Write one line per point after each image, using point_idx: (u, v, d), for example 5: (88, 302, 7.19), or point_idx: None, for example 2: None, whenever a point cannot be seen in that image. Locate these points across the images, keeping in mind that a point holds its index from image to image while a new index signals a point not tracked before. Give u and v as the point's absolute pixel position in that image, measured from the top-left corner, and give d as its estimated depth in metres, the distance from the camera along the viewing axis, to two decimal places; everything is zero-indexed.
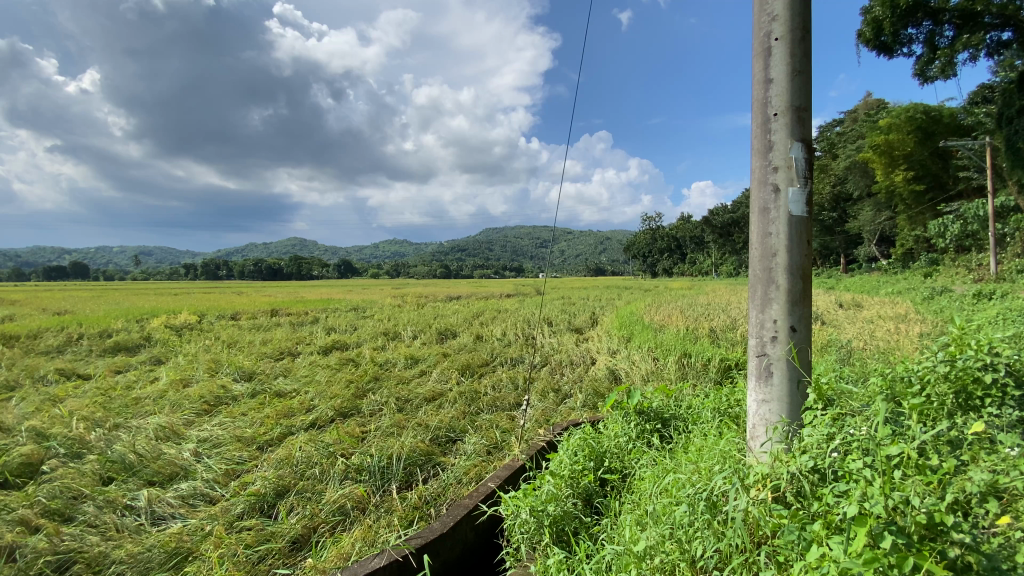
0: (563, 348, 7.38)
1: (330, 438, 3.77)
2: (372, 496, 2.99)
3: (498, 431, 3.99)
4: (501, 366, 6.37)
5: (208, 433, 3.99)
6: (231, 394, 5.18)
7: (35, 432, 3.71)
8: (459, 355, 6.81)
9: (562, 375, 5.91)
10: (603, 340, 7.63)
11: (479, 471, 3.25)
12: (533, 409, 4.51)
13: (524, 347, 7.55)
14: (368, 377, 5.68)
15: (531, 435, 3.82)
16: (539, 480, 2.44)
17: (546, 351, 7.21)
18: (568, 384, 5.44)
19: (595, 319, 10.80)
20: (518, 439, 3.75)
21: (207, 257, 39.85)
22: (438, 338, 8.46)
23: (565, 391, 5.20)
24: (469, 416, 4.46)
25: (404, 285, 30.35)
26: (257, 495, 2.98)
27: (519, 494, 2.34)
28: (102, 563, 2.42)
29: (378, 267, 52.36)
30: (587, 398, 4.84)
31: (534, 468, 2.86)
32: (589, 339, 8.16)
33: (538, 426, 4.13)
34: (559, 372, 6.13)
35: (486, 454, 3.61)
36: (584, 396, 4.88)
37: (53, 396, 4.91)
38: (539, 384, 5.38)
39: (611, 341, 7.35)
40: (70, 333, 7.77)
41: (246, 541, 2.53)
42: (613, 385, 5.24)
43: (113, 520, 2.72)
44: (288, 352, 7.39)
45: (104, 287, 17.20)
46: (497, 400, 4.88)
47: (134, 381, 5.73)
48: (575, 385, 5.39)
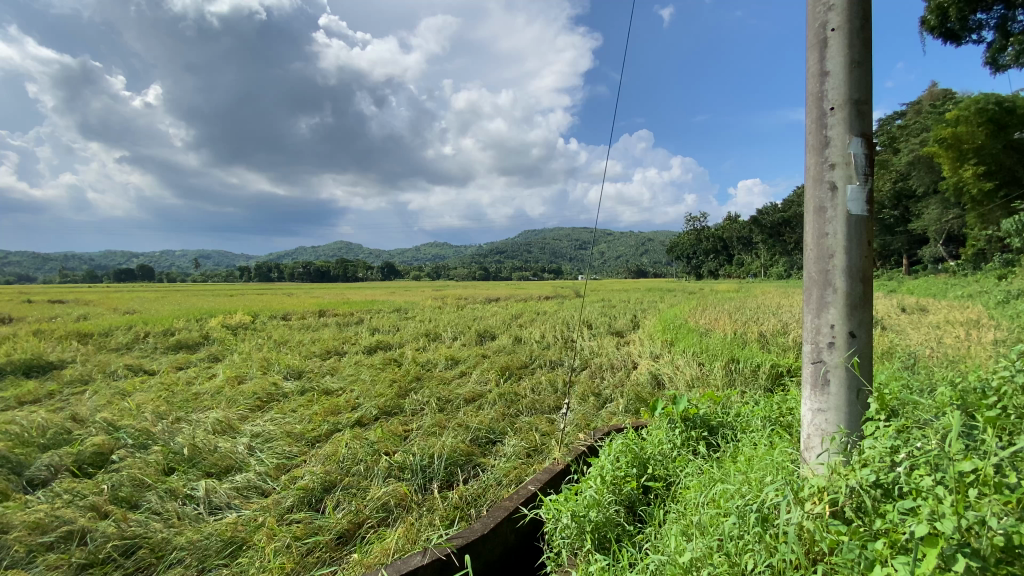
0: (603, 352, 7.28)
1: (374, 436, 3.87)
2: (414, 494, 3.05)
3: (537, 433, 3.97)
4: (542, 369, 6.33)
5: (260, 428, 4.19)
6: (281, 391, 5.40)
7: (106, 424, 4.00)
8: (499, 357, 6.83)
9: (603, 379, 5.82)
10: (645, 344, 7.46)
11: (519, 473, 3.25)
12: (573, 413, 4.47)
13: (564, 349, 7.53)
14: (410, 377, 5.79)
15: (571, 439, 3.78)
16: (581, 485, 2.40)
17: (586, 354, 7.13)
18: (609, 388, 5.34)
19: (637, 323, 10.56)
20: (558, 443, 3.72)
21: (259, 260, 41.75)
22: (477, 341, 8.50)
23: (606, 395, 5.12)
24: (509, 418, 4.47)
25: (446, 287, 31.07)
26: (305, 489, 3.09)
27: (560, 498, 2.32)
28: (165, 549, 2.55)
29: (420, 270, 53.37)
30: (629, 403, 4.75)
31: (575, 473, 2.82)
32: (630, 343, 8.03)
33: (578, 430, 4.07)
34: (599, 375, 6.05)
35: (525, 456, 3.60)
36: (627, 401, 4.78)
37: (122, 390, 5.29)
38: (579, 387, 5.32)
39: (654, 346, 7.18)
40: (137, 332, 8.37)
41: (296, 533, 2.63)
42: (656, 391, 5.10)
43: (175, 508, 2.88)
44: (334, 351, 7.64)
45: (164, 288, 18.27)
46: (536, 403, 4.86)
47: (194, 377, 6.07)
48: (616, 389, 5.29)
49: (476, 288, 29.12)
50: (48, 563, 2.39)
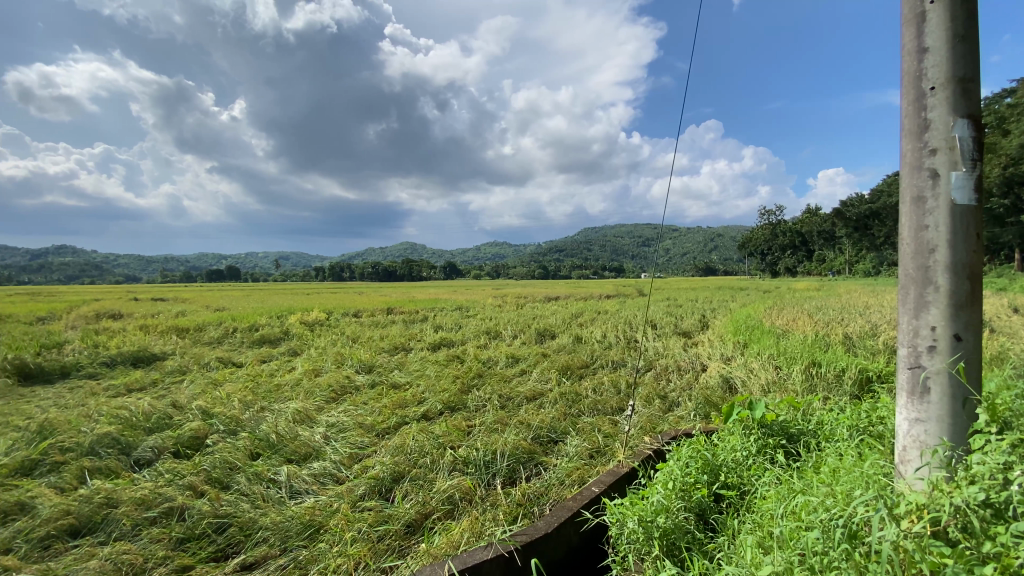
0: (669, 353, 7.04)
1: (440, 430, 3.99)
2: (478, 489, 3.10)
3: (600, 435, 3.92)
4: (605, 370, 6.24)
5: (335, 419, 4.44)
6: (353, 384, 5.70)
7: (202, 410, 4.40)
8: (560, 356, 6.81)
9: (669, 381, 5.64)
10: (715, 345, 7.15)
11: (582, 474, 3.23)
12: (638, 415, 4.36)
13: (627, 349, 7.37)
14: (473, 373, 5.91)
15: (636, 442, 3.69)
16: (648, 490, 2.34)
17: (651, 355, 6.94)
18: (675, 391, 5.16)
19: (705, 323, 10.12)
20: (622, 445, 3.64)
21: (332, 262, 44.37)
22: (538, 340, 8.51)
23: (672, 398, 4.96)
24: (570, 417, 4.44)
25: (507, 286, 31.37)
26: (375, 479, 3.23)
27: (626, 502, 2.28)
28: (253, 528, 2.77)
29: (480, 269, 54.33)
30: (698, 406, 4.57)
31: (642, 477, 2.76)
32: (698, 344, 7.73)
33: (644, 432, 3.97)
34: (665, 377, 5.87)
35: (588, 457, 3.57)
36: (695, 404, 4.60)
37: (215, 380, 5.81)
38: (643, 389, 5.19)
39: (723, 347, 6.85)
40: (227, 328, 9.16)
41: (368, 520, 2.76)
42: (727, 395, 4.87)
43: (260, 490, 3.12)
44: (401, 347, 7.95)
45: (251, 287, 19.90)
46: (598, 403, 4.80)
47: (276, 369, 6.55)
48: (684, 392, 5.11)
49: (538, 287, 29.13)
50: (153, 535, 2.66)
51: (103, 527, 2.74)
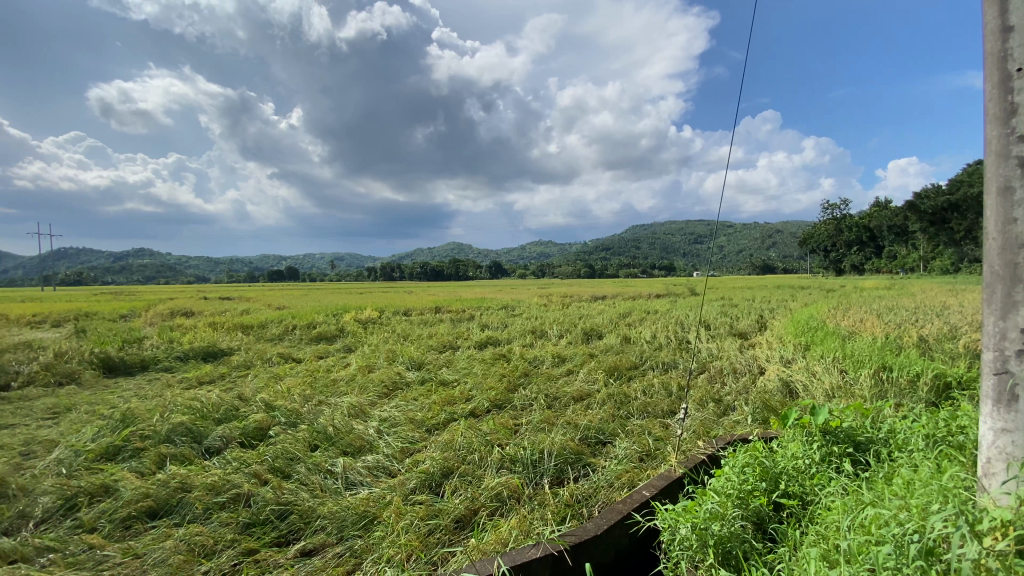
0: (723, 355, 6.79)
1: (487, 428, 4.04)
2: (526, 488, 3.12)
3: (651, 438, 3.83)
4: (655, 371, 6.09)
5: (387, 414, 4.59)
6: (404, 380, 5.87)
7: (265, 403, 4.67)
8: (608, 357, 6.72)
9: (723, 384, 5.44)
10: (773, 347, 6.82)
11: (631, 477, 3.17)
12: (690, 419, 4.23)
13: (678, 350, 7.17)
14: (519, 372, 5.93)
15: (688, 446, 3.59)
16: (702, 496, 2.27)
17: (704, 357, 6.72)
18: (730, 395, 4.97)
19: (763, 324, 9.66)
20: (674, 449, 3.55)
21: (383, 262, 45.87)
22: (586, 340, 8.43)
23: (727, 402, 4.78)
24: (619, 419, 4.37)
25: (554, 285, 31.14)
26: (426, 473, 3.31)
27: (679, 508, 2.22)
28: (311, 516, 2.90)
29: (525, 268, 54.49)
30: (754, 411, 4.38)
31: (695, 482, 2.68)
32: (755, 346, 7.41)
33: (696, 436, 3.85)
34: (719, 380, 5.66)
35: (638, 460, 3.50)
36: (752, 409, 4.42)
37: (277, 374, 6.14)
38: (696, 392, 5.03)
39: (783, 350, 6.52)
40: (288, 325, 9.66)
41: (420, 513, 2.83)
42: (787, 400, 4.64)
43: (318, 481, 3.27)
44: (449, 345, 8.10)
45: (308, 287, 20.91)
46: (648, 405, 4.70)
47: (332, 365, 6.85)
48: (739, 396, 4.92)
49: (586, 286, 28.79)
50: (222, 519, 2.84)
51: (178, 509, 2.96)
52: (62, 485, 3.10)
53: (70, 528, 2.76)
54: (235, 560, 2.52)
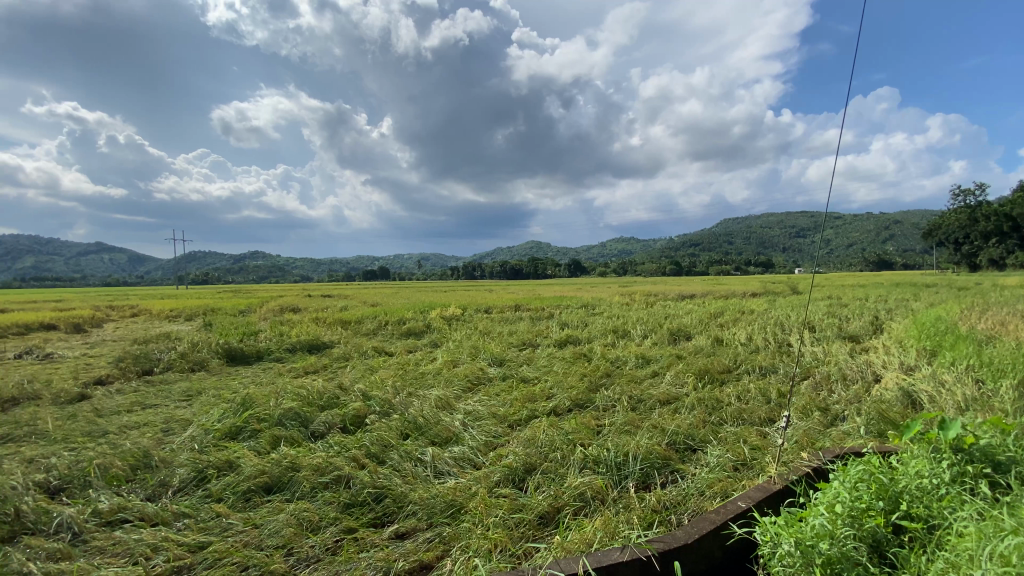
0: (831, 360, 6.18)
1: (570, 427, 4.03)
2: (610, 489, 3.07)
3: (746, 446, 3.60)
4: (749, 376, 5.70)
5: (472, 407, 4.74)
6: (487, 376, 6.03)
7: (361, 392, 5.03)
8: (697, 359, 6.40)
9: (830, 393, 4.96)
10: (892, 353, 6.09)
11: (724, 486, 3.00)
12: (792, 428, 3.91)
13: (776, 354, 6.66)
14: (601, 372, 5.85)
15: (789, 457, 3.32)
16: (807, 511, 2.09)
17: (807, 363, 6.17)
18: (839, 404, 4.52)
19: (879, 327, 8.65)
20: (773, 459, 3.30)
21: (465, 262, 47.42)
22: (672, 341, 8.09)
23: (835, 412, 4.36)
24: (710, 425, 4.15)
25: (638, 284, 30.26)
26: (510, 468, 3.37)
27: (780, 522, 2.07)
28: (404, 501, 3.08)
29: (605, 266, 53.55)
30: (869, 422, 3.95)
31: (799, 496, 2.48)
32: (869, 351, 6.67)
33: (799, 446, 3.55)
34: (825, 388, 5.17)
35: (731, 469, 3.31)
36: (865, 420, 3.99)
37: (371, 366, 6.59)
38: (798, 400, 4.64)
39: (905, 356, 5.79)
40: (380, 321, 10.32)
41: (505, 507, 2.89)
42: (910, 412, 4.13)
43: (410, 468, 3.46)
44: (530, 343, 8.18)
45: (396, 286, 22.25)
46: (743, 412, 4.41)
47: (420, 359, 7.20)
48: (850, 406, 4.46)
49: (672, 284, 27.60)
50: (326, 498, 3.10)
51: (288, 487, 3.28)
52: (196, 459, 3.57)
53: (201, 498, 3.16)
54: (337, 537, 2.74)
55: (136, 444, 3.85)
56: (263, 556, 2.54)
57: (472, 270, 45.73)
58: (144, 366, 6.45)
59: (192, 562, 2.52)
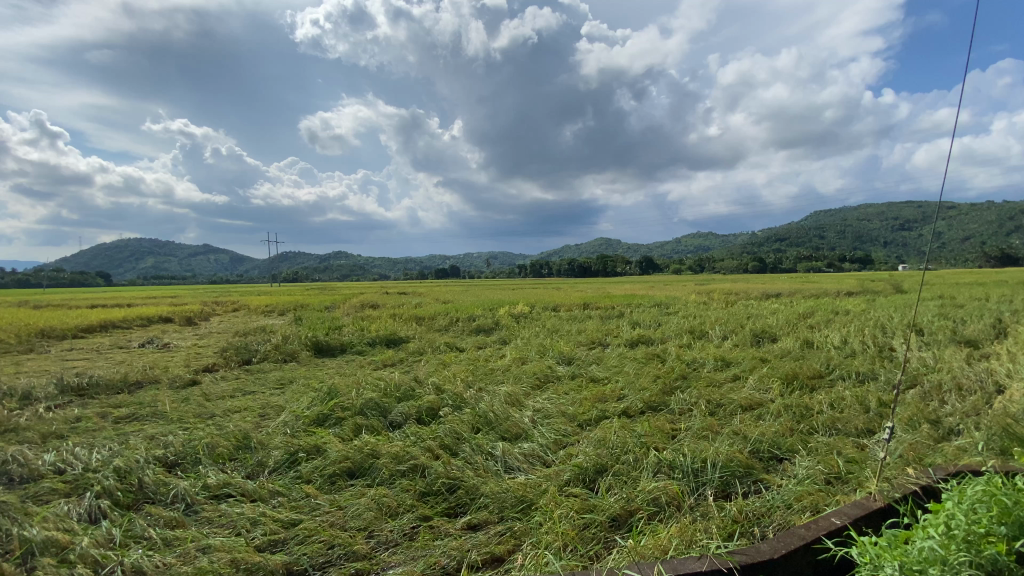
0: (942, 367, 5.52)
1: (643, 430, 3.92)
2: (686, 496, 2.95)
3: (840, 458, 3.31)
4: (844, 383, 5.22)
5: (541, 405, 4.76)
6: (556, 374, 6.02)
7: (435, 386, 5.21)
8: (783, 363, 5.96)
9: (943, 403, 4.43)
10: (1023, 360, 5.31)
11: (815, 500, 2.78)
12: (895, 441, 3.54)
13: (876, 359, 6.05)
14: (676, 374, 5.63)
15: (892, 472, 3.01)
16: (913, 534, 1.88)
17: (914, 369, 5.54)
18: (954, 417, 4.03)
19: (1005, 332, 7.57)
20: (873, 474, 3.01)
21: (533, 261, 47.68)
22: (754, 343, 7.59)
23: (948, 425, 3.89)
24: (799, 434, 3.85)
25: (715, 282, 28.69)
26: (581, 467, 3.35)
27: (882, 545, 1.88)
28: (476, 493, 3.15)
29: (678, 263, 51.48)
30: (991, 437, 3.48)
31: (903, 517, 2.24)
32: (992, 358, 5.86)
33: (904, 460, 3.21)
34: (936, 398, 4.63)
35: (823, 482, 3.06)
36: (986, 434, 3.52)
37: (444, 361, 6.81)
38: (902, 410, 4.19)
39: None
40: (452, 318, 10.62)
41: (576, 506, 2.88)
42: None
43: (482, 462, 3.54)
44: (600, 342, 8.06)
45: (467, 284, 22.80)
46: (836, 421, 4.06)
47: (490, 355, 7.33)
48: (968, 419, 3.95)
49: (754, 283, 25.87)
50: (403, 486, 3.25)
51: (369, 472, 3.47)
52: (288, 442, 3.89)
53: (293, 478, 3.44)
54: (414, 524, 2.86)
55: (238, 426, 4.27)
56: (346, 537, 2.71)
57: (540, 268, 45.79)
58: (244, 356, 7.12)
59: (286, 537, 2.75)
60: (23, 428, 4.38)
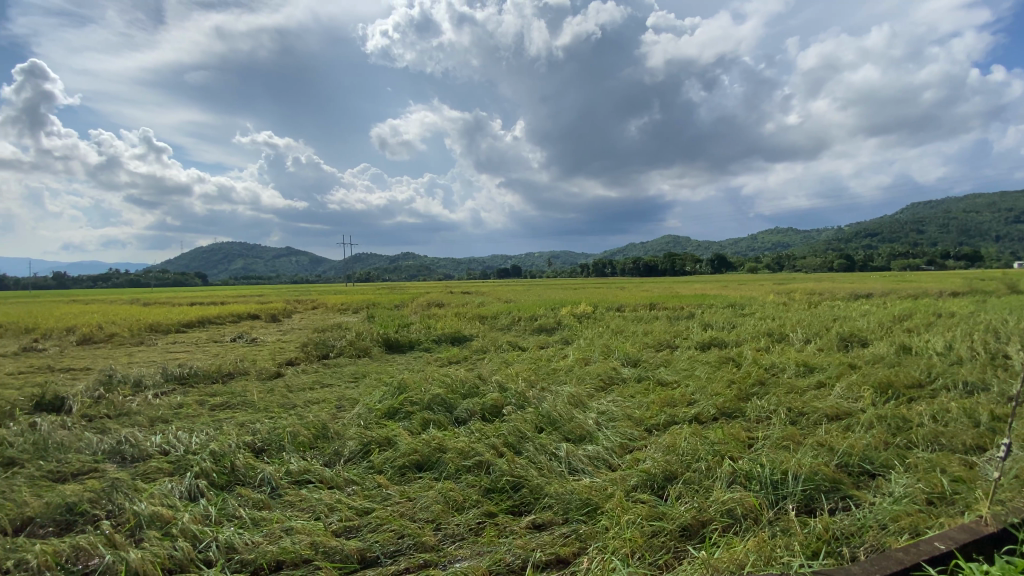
0: None
1: (716, 437, 3.74)
2: (764, 509, 2.78)
3: (945, 477, 2.98)
4: (950, 394, 4.68)
5: (606, 407, 4.68)
6: (621, 376, 5.89)
7: (499, 384, 5.28)
8: (875, 370, 5.45)
9: None
10: None
11: (915, 522, 2.52)
12: (1014, 460, 3.13)
13: (990, 368, 5.37)
14: (752, 380, 5.31)
15: (1009, 496, 2.67)
16: None
17: None
18: None
19: None
20: (985, 496, 2.68)
21: (596, 260, 46.99)
22: (841, 348, 7.00)
23: None
24: (895, 448, 3.51)
25: (795, 282, 26.75)
26: (648, 473, 3.25)
27: None
28: (540, 493, 3.15)
29: (752, 261, 48.61)
30: None
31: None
32: None
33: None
34: None
35: (924, 502, 2.77)
36: None
37: (507, 359, 6.87)
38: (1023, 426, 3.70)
39: None
40: (514, 317, 10.69)
41: (644, 513, 2.80)
42: None
43: (546, 462, 3.53)
44: (667, 344, 7.79)
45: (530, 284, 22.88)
46: (939, 435, 3.65)
47: (553, 355, 7.30)
48: None
49: (841, 282, 23.84)
50: (469, 482, 3.31)
51: (436, 466, 3.58)
52: (362, 434, 4.09)
53: (366, 468, 3.62)
54: (480, 519, 2.91)
55: (317, 417, 4.56)
56: (416, 527, 2.81)
57: (603, 268, 45.02)
58: (322, 351, 7.60)
59: (360, 525, 2.89)
60: (136, 412, 4.94)
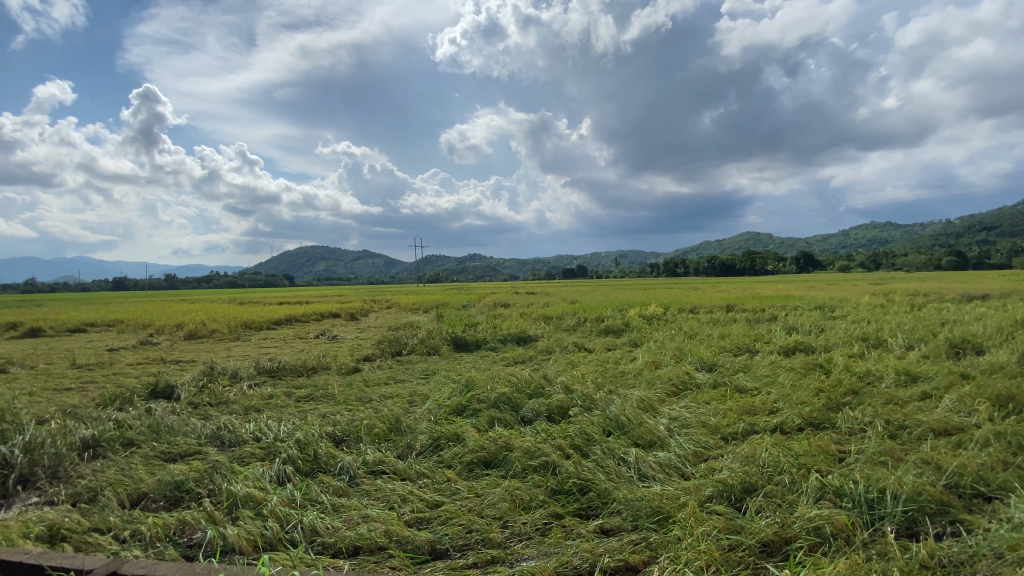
0: None
1: (801, 449, 3.48)
2: (857, 530, 2.55)
3: None
4: None
5: (678, 413, 4.50)
6: (695, 380, 5.65)
7: (565, 385, 5.25)
8: (994, 380, 4.81)
9: None
10: None
11: None
12: None
13: None
14: (843, 388, 4.88)
15: None
16: None
17: None
18: None
19: None
20: None
21: (667, 259, 45.38)
22: (951, 355, 6.25)
23: None
24: (1019, 470, 3.07)
25: (896, 281, 24.22)
26: (724, 484, 3.09)
27: None
28: (609, 497, 3.10)
29: (842, 259, 44.69)
30: None
31: None
32: None
33: None
34: None
35: None
36: None
37: (574, 360, 6.83)
38: None
39: None
40: (581, 318, 10.58)
41: (720, 525, 2.67)
42: None
43: (614, 466, 3.46)
44: (746, 349, 7.36)
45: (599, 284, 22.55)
46: None
47: (621, 357, 7.15)
48: None
49: (951, 282, 21.02)
50: (536, 482, 3.33)
51: (503, 464, 3.63)
52: (432, 429, 4.24)
53: (436, 462, 3.74)
54: (547, 520, 2.91)
55: (391, 411, 4.78)
56: (484, 523, 2.86)
57: (674, 267, 43.40)
58: (396, 348, 7.96)
59: (431, 516, 3.00)
60: (233, 401, 5.44)
